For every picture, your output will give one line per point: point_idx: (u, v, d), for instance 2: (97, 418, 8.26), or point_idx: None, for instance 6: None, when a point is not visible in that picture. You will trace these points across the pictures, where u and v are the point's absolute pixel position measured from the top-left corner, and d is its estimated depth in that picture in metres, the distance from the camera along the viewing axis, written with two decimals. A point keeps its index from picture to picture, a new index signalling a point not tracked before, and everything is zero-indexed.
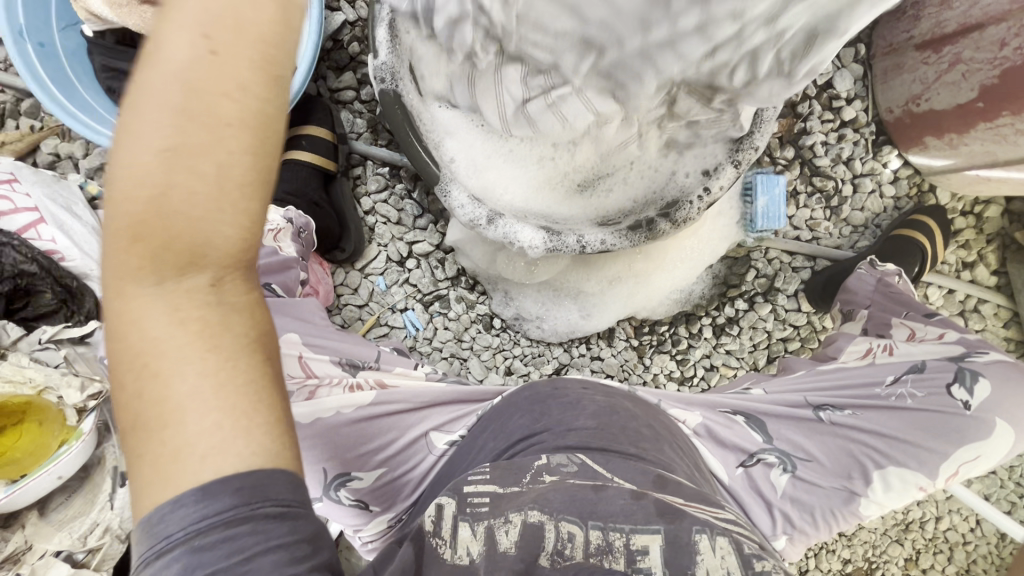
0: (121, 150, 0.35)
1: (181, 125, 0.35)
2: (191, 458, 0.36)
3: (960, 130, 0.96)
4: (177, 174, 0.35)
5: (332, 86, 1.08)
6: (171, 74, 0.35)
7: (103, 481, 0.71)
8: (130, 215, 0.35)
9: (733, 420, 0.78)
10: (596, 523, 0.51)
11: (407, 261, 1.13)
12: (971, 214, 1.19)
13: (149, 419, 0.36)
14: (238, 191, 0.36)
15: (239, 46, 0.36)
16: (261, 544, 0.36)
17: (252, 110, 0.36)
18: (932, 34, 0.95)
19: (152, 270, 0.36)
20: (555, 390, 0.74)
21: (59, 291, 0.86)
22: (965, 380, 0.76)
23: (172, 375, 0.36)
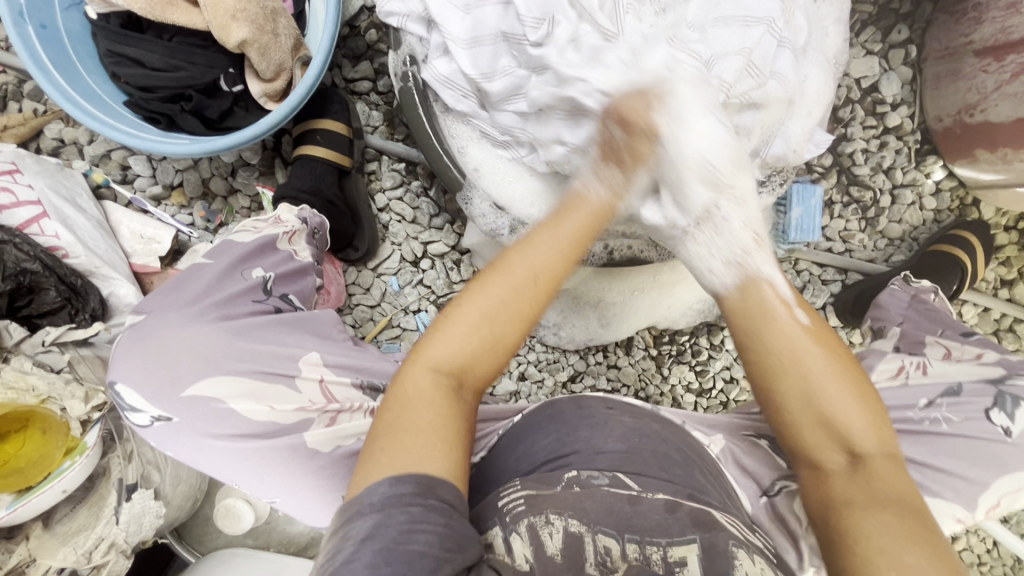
0: (471, 299, 0.58)
1: (513, 296, 0.58)
2: (404, 456, 0.49)
3: (1015, 145, 0.90)
4: (474, 325, 0.57)
5: (348, 75, 1.03)
6: (523, 275, 0.59)
7: (108, 493, 0.68)
8: (460, 333, 0.57)
9: (755, 446, 0.74)
10: (632, 537, 0.55)
11: (421, 261, 1.09)
12: (1014, 230, 1.14)
13: (396, 427, 0.52)
14: (509, 342, 0.58)
15: (557, 262, 0.61)
16: (423, 523, 0.45)
17: (542, 293, 0.60)
18: (996, 39, 0.88)
19: (432, 364, 0.56)
20: (581, 409, 0.71)
21: (64, 290, 0.82)
22: (1004, 405, 0.70)
23: (417, 416, 0.52)
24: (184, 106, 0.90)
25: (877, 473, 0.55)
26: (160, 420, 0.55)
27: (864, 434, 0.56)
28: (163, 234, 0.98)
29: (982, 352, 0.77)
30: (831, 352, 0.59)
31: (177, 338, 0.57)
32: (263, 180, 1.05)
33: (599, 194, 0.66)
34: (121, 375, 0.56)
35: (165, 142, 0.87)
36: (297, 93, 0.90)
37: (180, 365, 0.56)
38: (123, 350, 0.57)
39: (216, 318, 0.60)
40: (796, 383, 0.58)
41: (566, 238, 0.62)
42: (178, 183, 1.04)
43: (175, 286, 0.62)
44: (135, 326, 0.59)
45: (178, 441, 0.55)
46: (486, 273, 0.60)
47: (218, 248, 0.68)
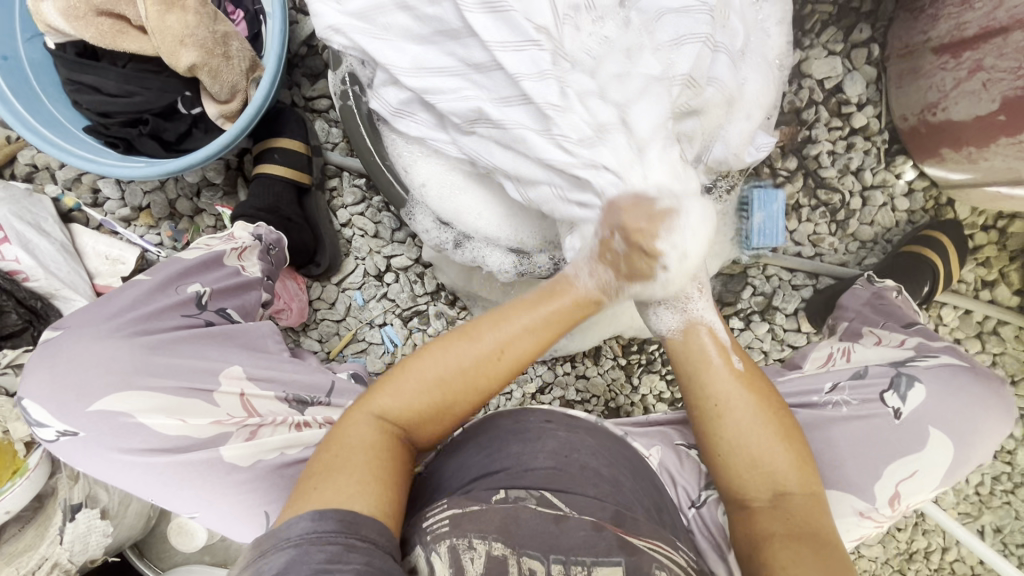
0: (427, 360, 0.60)
1: (479, 368, 0.60)
2: (333, 496, 0.50)
3: (979, 143, 0.87)
4: (422, 382, 0.59)
5: (306, 94, 1.04)
6: (493, 353, 0.60)
7: (54, 513, 0.70)
8: (410, 393, 0.59)
9: (686, 454, 0.75)
10: (557, 557, 0.54)
11: (385, 275, 1.10)
12: (993, 229, 1.10)
13: (330, 468, 0.53)
14: (463, 402, 0.61)
15: (527, 342, 0.62)
16: (340, 563, 0.45)
17: (509, 366, 0.61)
18: (952, 36, 0.85)
19: (375, 411, 0.59)
20: (517, 426, 0.70)
21: (25, 313, 0.85)
22: (900, 388, 0.71)
23: (353, 461, 0.54)
24: (142, 130, 0.92)
25: (793, 503, 0.59)
26: (67, 434, 0.55)
27: (787, 467, 0.60)
28: (128, 254, 1.00)
29: (905, 339, 0.80)
30: (776, 413, 0.62)
31: (89, 353, 0.57)
32: (226, 199, 1.07)
33: (592, 285, 0.66)
34: (30, 389, 0.57)
35: (120, 165, 0.89)
36: (247, 113, 0.91)
37: (91, 380, 0.56)
38: (36, 365, 0.58)
39: (133, 333, 0.60)
40: (724, 426, 0.62)
41: (543, 322, 0.62)
42: (145, 205, 1.07)
43: (102, 301, 0.63)
44: (49, 341, 0.59)
45: (87, 455, 0.55)
46: (453, 337, 0.61)
47: (162, 264, 0.69)
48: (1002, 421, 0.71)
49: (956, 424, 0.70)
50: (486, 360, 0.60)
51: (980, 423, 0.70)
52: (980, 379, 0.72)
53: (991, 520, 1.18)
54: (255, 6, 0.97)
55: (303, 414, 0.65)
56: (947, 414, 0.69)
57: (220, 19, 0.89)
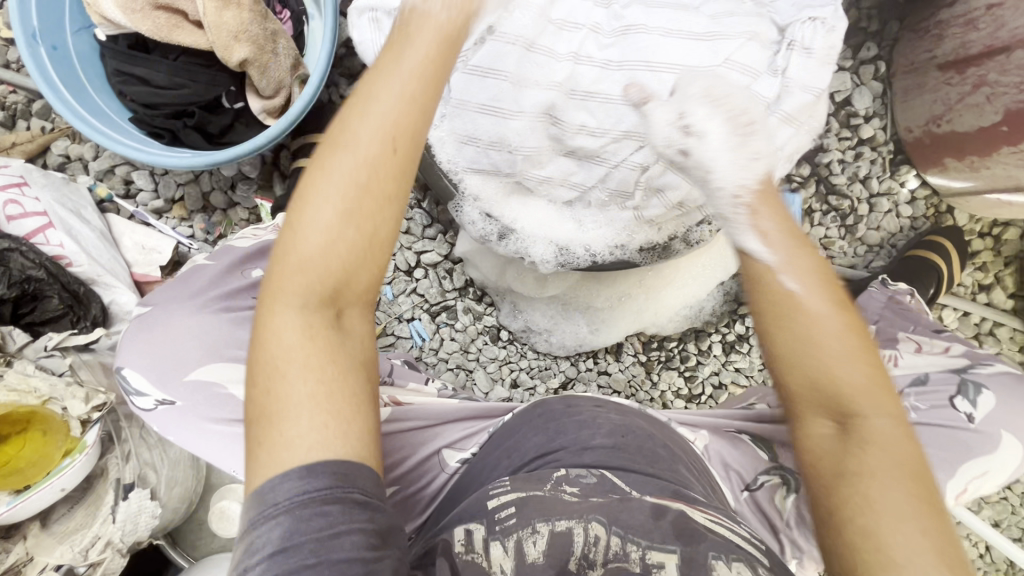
0: (313, 229, 0.46)
1: (362, 195, 0.47)
2: (296, 440, 0.43)
3: (981, 152, 0.94)
4: (335, 206, 0.46)
5: (344, 92, 1.07)
6: (375, 150, 0.47)
7: (105, 493, 0.70)
8: (301, 269, 0.46)
9: (738, 439, 0.78)
10: (619, 530, 0.55)
11: (415, 270, 1.12)
12: (989, 236, 1.18)
13: (277, 370, 0.45)
14: (371, 235, 0.47)
15: (396, 125, 0.48)
16: (346, 525, 0.41)
17: (400, 167, 0.48)
18: (956, 55, 0.93)
19: (291, 303, 0.46)
20: (568, 406, 0.74)
21: (67, 298, 0.85)
22: (968, 393, 0.75)
23: (298, 371, 0.45)
24: (186, 122, 0.94)
25: (869, 429, 0.46)
26: (165, 403, 0.57)
27: (861, 381, 0.46)
28: (163, 245, 1.01)
29: (952, 345, 0.82)
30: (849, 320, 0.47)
31: (185, 325, 0.60)
32: (262, 193, 1.09)
33: (443, 10, 0.55)
34: (129, 359, 0.59)
35: (167, 155, 0.91)
36: (295, 108, 0.94)
37: (186, 351, 0.59)
38: (130, 339, 0.60)
39: (221, 309, 0.63)
40: (786, 330, 0.47)
41: (407, 84, 0.49)
42: (178, 197, 1.08)
43: (180, 281, 0.65)
44: (141, 316, 0.62)
45: (180, 425, 0.57)
46: (330, 151, 0.47)
47: (218, 251, 0.70)
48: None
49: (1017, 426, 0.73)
50: (395, 145, 0.48)
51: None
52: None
53: (990, 514, 1.23)
54: (300, 7, 1.00)
55: None
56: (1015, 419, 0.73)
57: (270, 17, 0.93)
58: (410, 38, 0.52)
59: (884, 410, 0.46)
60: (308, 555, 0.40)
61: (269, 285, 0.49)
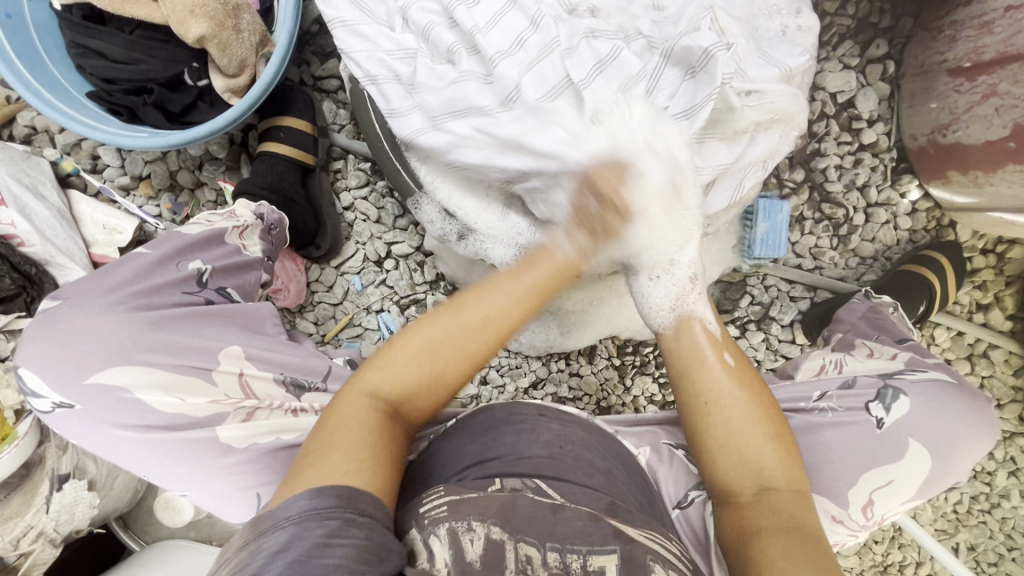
0: (413, 359, 0.62)
1: (458, 341, 0.63)
2: (333, 468, 0.52)
3: (986, 167, 0.87)
4: (437, 351, 0.62)
5: (315, 72, 1.03)
6: (485, 320, 0.64)
7: (41, 482, 0.69)
8: (396, 382, 0.61)
9: (673, 455, 0.73)
10: (553, 546, 0.54)
11: (385, 261, 1.09)
12: (992, 253, 1.11)
13: (330, 443, 0.55)
14: (449, 373, 0.63)
15: (502, 298, 0.65)
16: (341, 538, 0.46)
17: (492, 337, 0.64)
18: (969, 60, 0.85)
19: (373, 390, 0.60)
20: (510, 414, 0.71)
21: (18, 278, 0.83)
22: (885, 399, 0.70)
23: (349, 438, 0.56)
24: (146, 100, 0.91)
25: (781, 499, 0.57)
26: (62, 406, 0.55)
27: (783, 469, 0.59)
28: (126, 225, 0.98)
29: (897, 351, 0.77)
30: (750, 391, 0.62)
31: (86, 324, 0.56)
32: (228, 175, 1.06)
33: (571, 250, 0.68)
34: (27, 358, 0.56)
35: (125, 135, 0.88)
36: (256, 89, 0.90)
37: (87, 353, 0.55)
38: (31, 335, 0.57)
39: (131, 308, 0.59)
40: (713, 421, 0.61)
41: (526, 287, 0.66)
42: (145, 175, 1.06)
43: (101, 274, 0.62)
44: (47, 312, 0.58)
45: (82, 428, 0.55)
46: (441, 312, 0.64)
47: (161, 239, 0.69)
48: (981, 439, 0.69)
49: (933, 436, 0.68)
50: (495, 324, 0.64)
51: (957, 438, 0.68)
52: (964, 394, 0.70)
53: (966, 538, 1.20)
54: None
55: (301, 401, 0.64)
56: (925, 428, 0.68)
57: None
58: (535, 266, 0.67)
59: (793, 486, 0.58)
60: (314, 544, 0.45)
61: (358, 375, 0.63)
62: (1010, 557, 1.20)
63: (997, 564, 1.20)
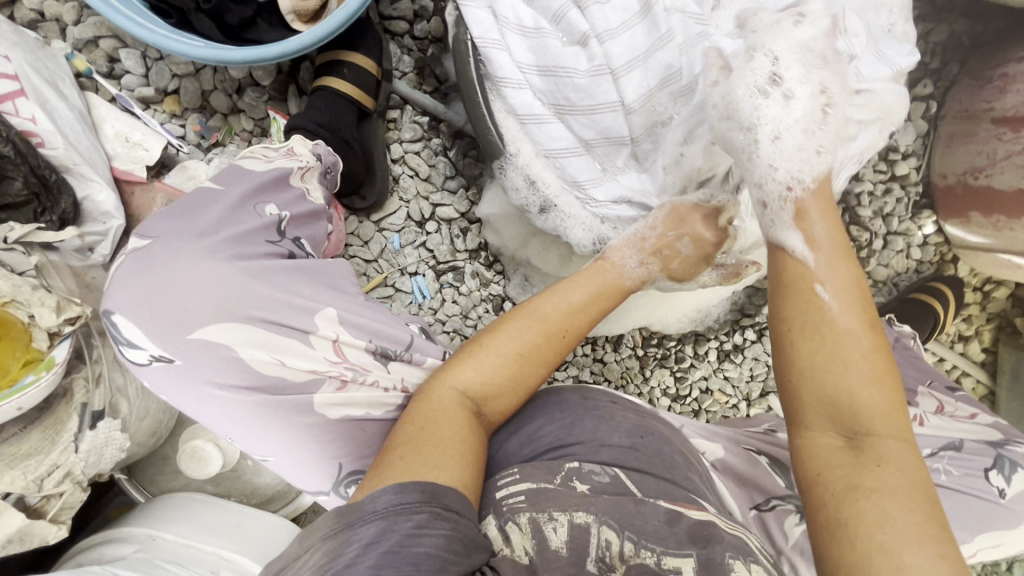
0: (490, 361, 0.61)
1: (536, 344, 0.63)
2: (424, 464, 0.51)
3: (1011, 213, 0.96)
4: (513, 356, 0.62)
5: (385, 11, 0.96)
6: (560, 329, 0.65)
7: (68, 418, 0.61)
8: (475, 379, 0.60)
9: (756, 460, 0.75)
10: (630, 536, 0.54)
11: (427, 223, 1.04)
12: (980, 291, 1.23)
13: (419, 440, 0.54)
14: (527, 378, 0.63)
15: (572, 301, 0.67)
16: (428, 529, 0.46)
17: (565, 338, 0.65)
18: (1016, 111, 0.93)
19: (458, 390, 0.60)
20: (587, 403, 0.72)
21: (34, 183, 0.70)
22: (1003, 468, 0.73)
23: (442, 435, 0.55)
24: (200, 6, 0.82)
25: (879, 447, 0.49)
26: (161, 360, 0.52)
27: (885, 397, 0.50)
28: (152, 142, 0.88)
29: (977, 412, 0.82)
30: (868, 329, 0.52)
31: (187, 273, 0.53)
32: (273, 106, 0.97)
33: (637, 269, 0.73)
34: (122, 305, 0.52)
35: (175, 39, 0.78)
36: (333, 18, 0.83)
37: (192, 304, 0.52)
38: (124, 278, 0.53)
39: (231, 256, 0.56)
40: (801, 353, 0.52)
41: (591, 294, 0.68)
42: (172, 90, 0.95)
43: (184, 213, 0.59)
44: (140, 252, 0.55)
45: (183, 385, 0.52)
46: (516, 316, 0.65)
47: (232, 177, 0.65)
48: None
49: None
50: (568, 333, 0.65)
51: None
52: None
53: None
54: None
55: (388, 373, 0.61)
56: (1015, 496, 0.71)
57: None
58: (594, 277, 0.70)
59: (897, 434, 0.50)
60: (399, 537, 0.45)
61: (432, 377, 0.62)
62: None
63: None
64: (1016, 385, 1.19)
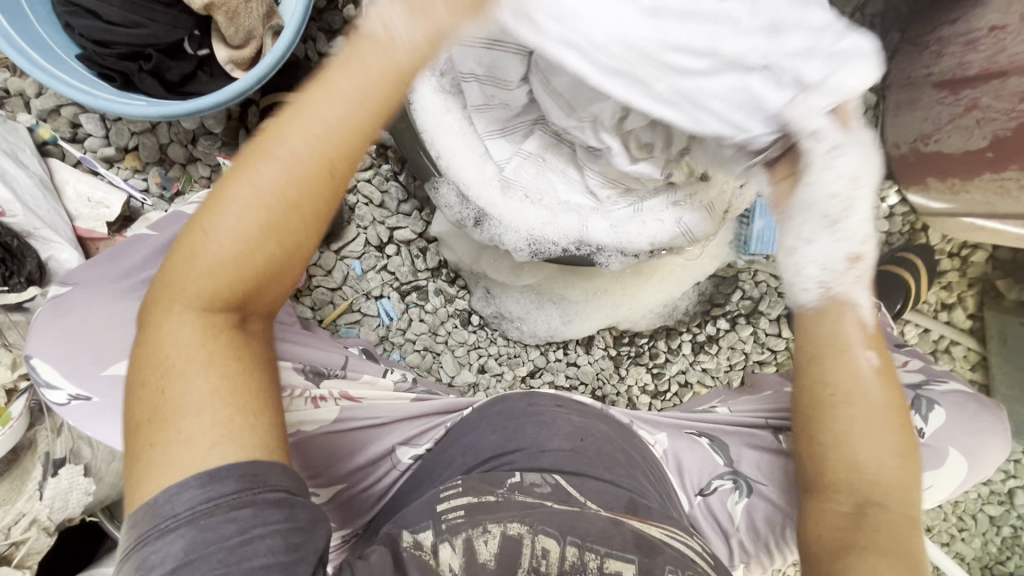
0: (223, 257, 0.42)
1: (282, 203, 0.42)
2: (192, 442, 0.39)
3: (965, 175, 0.94)
4: (246, 238, 0.42)
5: (322, 50, 1.00)
6: (320, 150, 0.42)
7: (33, 467, 0.65)
8: (205, 290, 0.42)
9: (697, 442, 0.73)
10: (574, 540, 0.52)
11: (387, 246, 1.07)
12: (957, 256, 1.20)
13: (163, 390, 0.41)
14: (295, 248, 0.44)
15: (320, 113, 0.42)
16: (260, 527, 0.39)
17: (321, 146, 0.42)
18: (954, 74, 0.92)
19: (194, 300, 0.42)
20: (529, 406, 0.71)
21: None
22: (921, 408, 0.71)
23: (195, 369, 0.41)
24: (142, 66, 0.86)
25: (885, 518, 0.51)
26: (77, 399, 0.52)
27: (899, 491, 0.53)
28: (113, 199, 0.93)
29: (909, 360, 0.81)
30: (891, 395, 0.53)
31: (102, 311, 0.56)
32: (225, 152, 1.01)
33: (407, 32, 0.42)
34: (40, 347, 0.54)
35: (120, 102, 0.83)
36: (265, 63, 0.87)
37: (107, 339, 0.54)
38: (43, 324, 0.56)
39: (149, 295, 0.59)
40: (841, 417, 0.53)
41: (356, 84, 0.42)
42: (132, 146, 1.00)
43: (110, 259, 0.62)
44: (58, 299, 0.58)
45: (95, 421, 0.51)
46: (251, 156, 0.42)
47: (166, 219, 0.68)
48: (1000, 447, 0.72)
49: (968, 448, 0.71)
50: (326, 167, 0.42)
51: (987, 451, 0.72)
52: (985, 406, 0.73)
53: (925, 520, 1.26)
54: None
55: None
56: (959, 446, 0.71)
57: None
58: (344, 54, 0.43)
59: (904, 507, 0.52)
60: (217, 564, 0.37)
61: (161, 284, 0.44)
62: (959, 537, 1.28)
63: (947, 543, 1.28)
64: (1005, 350, 1.16)
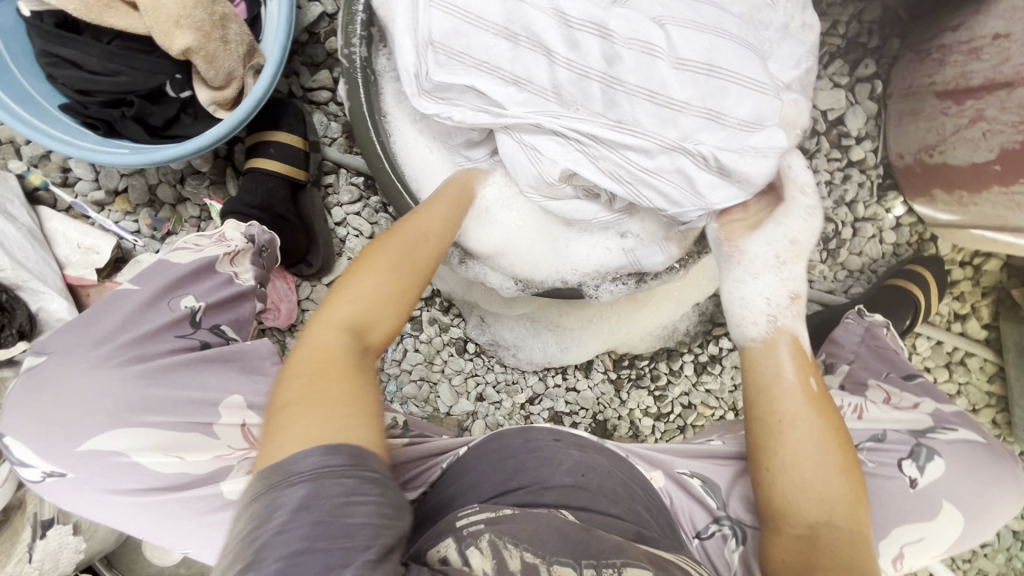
0: (353, 305, 0.56)
1: (395, 271, 0.60)
2: (322, 423, 0.45)
3: (972, 188, 0.90)
4: (370, 294, 0.57)
5: (305, 84, 0.99)
6: (421, 238, 0.65)
7: (22, 529, 0.65)
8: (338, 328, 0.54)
9: (690, 484, 0.71)
10: (591, 562, 0.49)
11: None
12: (970, 266, 1.16)
13: (307, 393, 0.48)
14: (399, 303, 0.59)
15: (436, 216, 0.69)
16: (362, 496, 0.42)
17: (426, 236, 0.65)
18: (956, 84, 0.88)
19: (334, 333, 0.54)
20: (527, 441, 0.67)
21: None
22: (919, 457, 0.70)
23: (325, 379, 0.49)
24: (124, 113, 0.86)
25: (836, 536, 0.57)
26: (53, 475, 0.55)
27: (847, 510, 0.58)
28: (103, 244, 0.93)
29: (920, 401, 0.78)
30: (829, 420, 0.60)
31: (75, 384, 0.56)
32: (213, 191, 1.01)
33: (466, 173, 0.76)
34: (13, 427, 0.55)
35: (103, 151, 0.82)
36: (245, 105, 0.86)
37: (77, 416, 0.55)
38: (17, 401, 0.57)
39: (123, 362, 0.58)
40: (786, 441, 0.59)
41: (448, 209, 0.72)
42: (122, 189, 1.00)
43: (86, 322, 0.61)
44: (33, 369, 0.58)
45: (75, 496, 0.54)
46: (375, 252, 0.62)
47: (147, 272, 0.67)
48: (1008, 502, 0.70)
49: (969, 499, 0.69)
50: (422, 251, 0.63)
51: (993, 502, 0.69)
52: (997, 457, 0.71)
53: None
54: None
55: None
56: (965, 493, 0.68)
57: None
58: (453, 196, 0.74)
59: (852, 522, 0.58)
60: (322, 518, 0.40)
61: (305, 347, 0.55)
62: (982, 554, 1.22)
63: (969, 560, 1.23)
64: None
